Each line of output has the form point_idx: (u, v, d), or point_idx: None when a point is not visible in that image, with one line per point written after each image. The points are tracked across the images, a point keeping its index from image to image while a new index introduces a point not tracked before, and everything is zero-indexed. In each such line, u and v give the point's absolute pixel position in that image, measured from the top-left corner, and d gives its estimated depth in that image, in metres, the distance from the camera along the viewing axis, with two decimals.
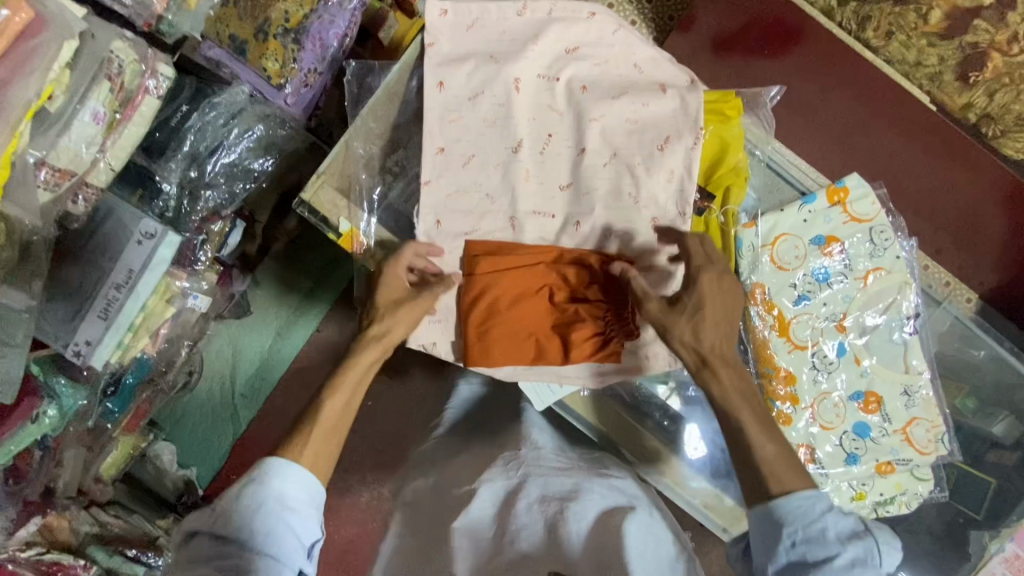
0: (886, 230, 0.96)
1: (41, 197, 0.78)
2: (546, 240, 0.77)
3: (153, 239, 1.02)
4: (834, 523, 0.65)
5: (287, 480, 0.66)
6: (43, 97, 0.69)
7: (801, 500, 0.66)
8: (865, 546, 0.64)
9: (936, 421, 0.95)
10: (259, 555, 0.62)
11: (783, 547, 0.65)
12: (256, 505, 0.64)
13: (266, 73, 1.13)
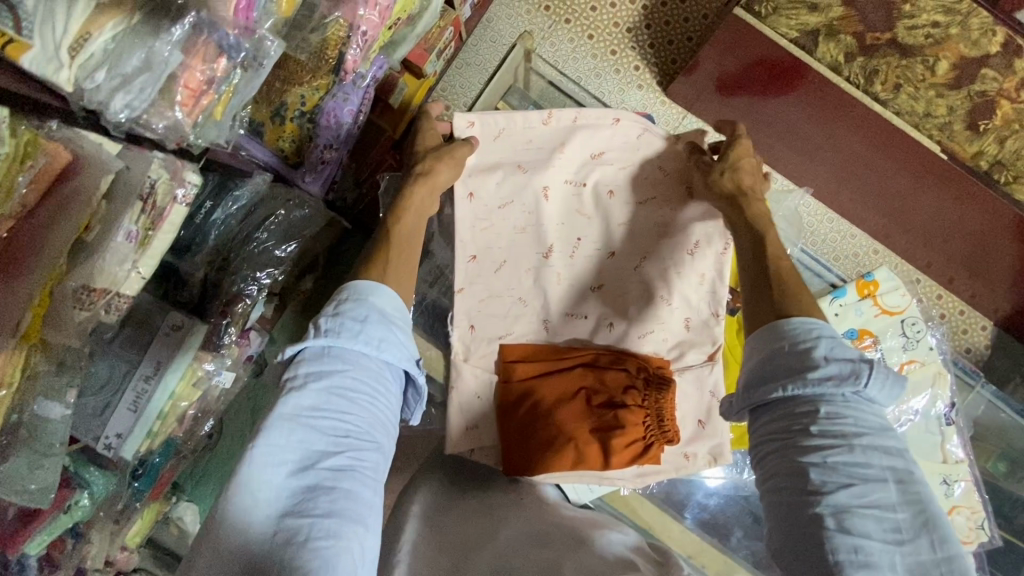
0: (917, 324, 1.07)
1: (79, 317, 0.78)
2: (579, 340, 0.80)
3: (180, 330, 1.05)
4: (829, 346, 0.63)
5: (380, 297, 0.72)
6: (81, 228, 0.69)
7: (794, 322, 0.65)
8: (856, 370, 0.61)
9: (975, 508, 1.01)
10: (368, 351, 0.68)
11: (768, 358, 0.65)
12: (359, 314, 0.69)
13: (283, 152, 1.17)
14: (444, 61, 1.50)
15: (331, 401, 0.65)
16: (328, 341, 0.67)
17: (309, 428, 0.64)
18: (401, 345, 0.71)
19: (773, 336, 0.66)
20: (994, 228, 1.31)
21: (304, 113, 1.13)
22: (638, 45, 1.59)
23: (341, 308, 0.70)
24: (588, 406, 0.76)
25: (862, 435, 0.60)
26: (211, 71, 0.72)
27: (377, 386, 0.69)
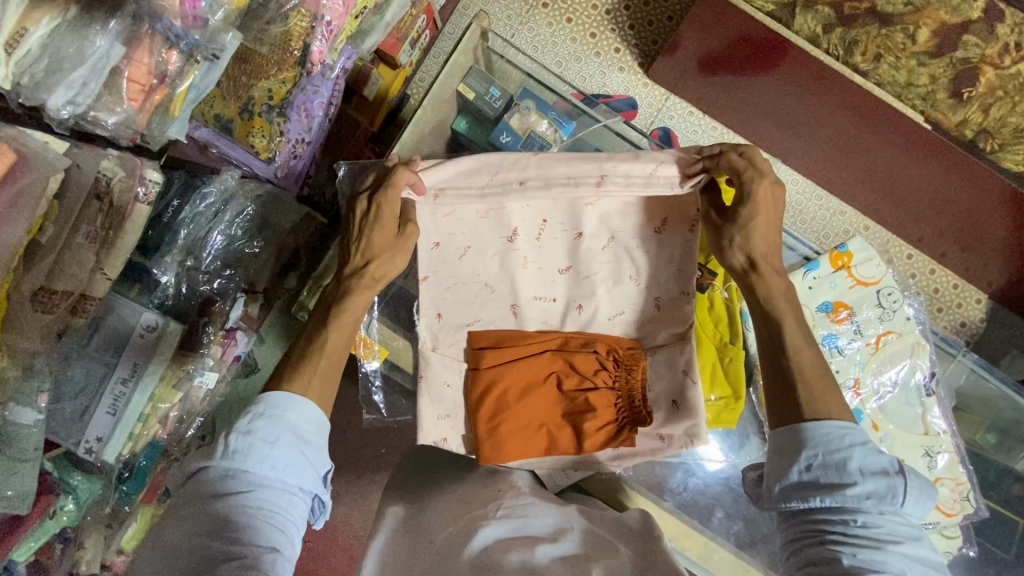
0: (894, 293, 1.05)
1: (43, 321, 0.76)
2: (549, 324, 0.79)
3: (155, 331, 1.03)
4: (862, 456, 0.63)
5: (298, 411, 0.70)
6: (32, 231, 0.69)
7: (826, 426, 0.65)
8: (890, 483, 0.62)
9: (960, 479, 0.99)
10: (269, 475, 0.66)
11: (798, 466, 0.65)
12: (269, 431, 0.67)
13: (254, 149, 1.11)
14: (421, 51, 1.47)
15: (237, 522, 0.63)
16: (233, 461, 0.65)
17: (208, 547, 0.62)
18: (313, 463, 0.69)
19: (804, 442, 0.66)
20: (986, 200, 1.27)
21: (272, 106, 1.08)
22: (616, 26, 1.56)
23: (254, 425, 0.68)
24: (559, 391, 0.76)
25: (894, 543, 0.60)
26: (161, 63, 0.72)
27: (288, 503, 0.67)
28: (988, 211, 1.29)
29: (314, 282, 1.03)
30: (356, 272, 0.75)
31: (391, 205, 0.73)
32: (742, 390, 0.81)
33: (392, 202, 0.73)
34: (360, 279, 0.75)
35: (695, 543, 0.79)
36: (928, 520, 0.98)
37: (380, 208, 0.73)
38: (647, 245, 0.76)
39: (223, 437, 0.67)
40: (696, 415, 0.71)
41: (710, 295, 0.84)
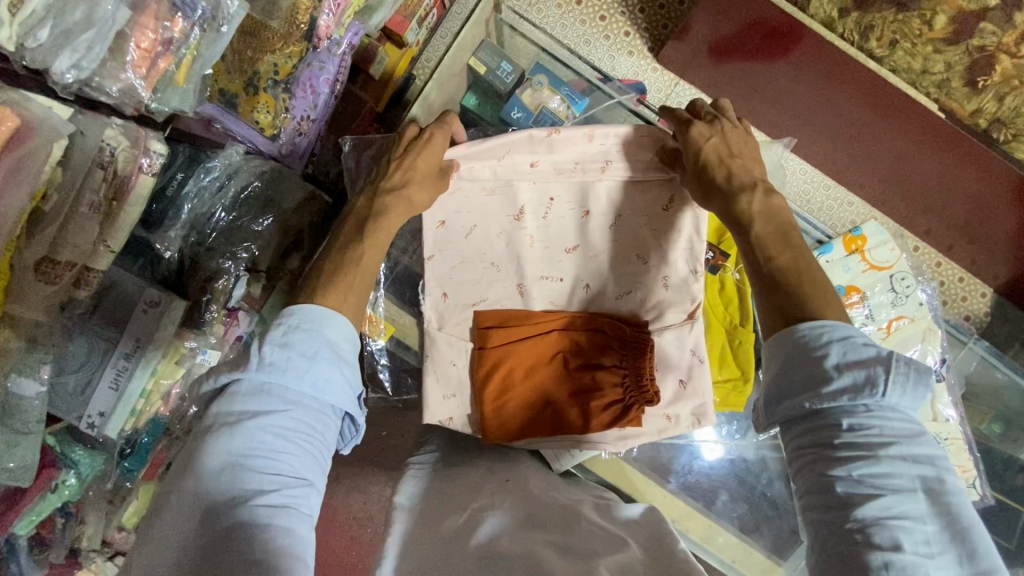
0: (907, 278, 1.05)
1: (48, 292, 0.76)
2: (555, 304, 0.78)
3: (157, 307, 1.02)
4: (840, 351, 0.56)
5: (334, 326, 0.66)
6: (35, 198, 0.68)
7: (801, 327, 0.58)
8: (870, 376, 0.54)
9: (966, 465, 1.00)
10: (303, 391, 0.64)
11: (778, 375, 0.59)
12: (306, 345, 0.64)
13: (259, 125, 1.09)
14: (428, 30, 1.43)
15: (272, 439, 0.61)
16: (269, 376, 0.63)
17: (246, 467, 0.60)
18: (349, 383, 0.66)
19: (783, 349, 0.59)
20: (995, 200, 1.25)
21: (277, 81, 1.07)
22: (627, 9, 1.53)
23: (291, 338, 0.65)
24: (565, 371, 0.75)
25: (890, 448, 0.53)
26: (166, 31, 0.72)
27: (322, 422, 0.65)
28: (998, 203, 1.25)
29: None
30: (393, 193, 0.72)
31: (443, 138, 0.75)
32: (750, 372, 0.79)
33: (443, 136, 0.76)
34: (393, 200, 0.72)
35: (697, 523, 0.81)
36: None
37: (433, 135, 0.74)
38: (656, 223, 0.76)
39: (258, 347, 0.64)
40: (702, 396, 0.73)
41: (721, 276, 0.82)
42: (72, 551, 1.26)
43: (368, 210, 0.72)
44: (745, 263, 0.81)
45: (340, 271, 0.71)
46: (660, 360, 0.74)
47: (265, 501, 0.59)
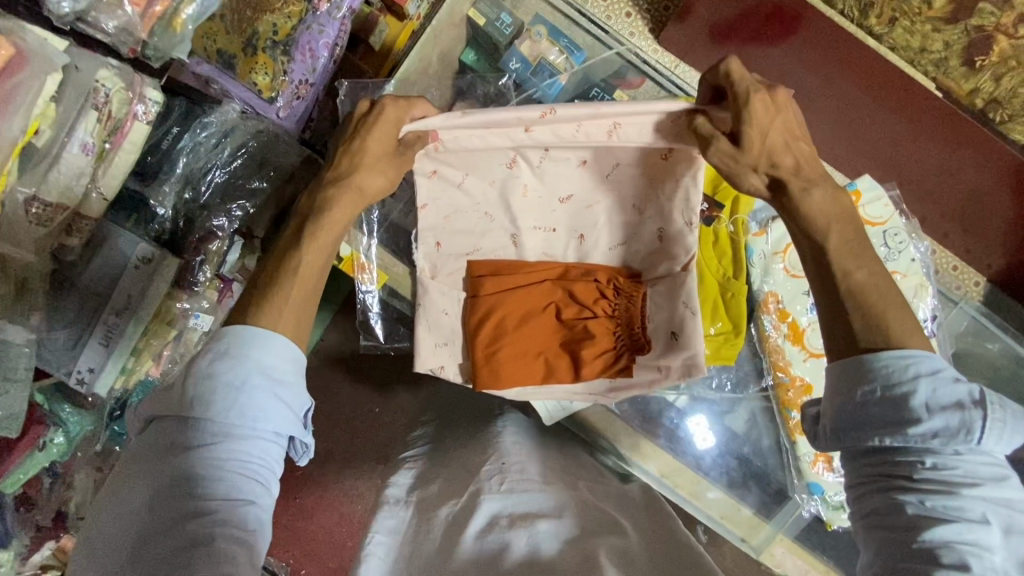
0: (900, 234, 1.00)
1: (37, 233, 0.77)
2: (549, 254, 0.79)
3: (150, 263, 1.01)
4: (929, 389, 0.58)
5: (264, 350, 0.64)
6: (28, 132, 0.68)
7: (886, 359, 0.60)
8: (964, 419, 0.56)
9: None
10: (232, 422, 0.62)
11: (856, 402, 0.61)
12: (234, 374, 0.62)
13: (257, 86, 1.07)
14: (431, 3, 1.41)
15: (203, 472, 0.60)
16: (197, 408, 0.61)
17: (177, 501, 0.59)
18: (285, 406, 0.64)
19: (861, 379, 0.61)
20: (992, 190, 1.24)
21: (276, 43, 1.06)
22: None
23: (218, 367, 0.63)
24: (558, 321, 0.78)
25: (969, 485, 0.56)
26: None
27: (260, 449, 0.63)
28: (991, 194, 1.25)
29: None
30: (335, 184, 0.70)
31: (396, 112, 0.68)
32: (743, 325, 0.77)
33: (399, 109, 0.69)
34: (339, 193, 0.70)
35: (687, 479, 0.80)
36: None
37: (384, 110, 0.68)
38: (654, 172, 0.71)
39: (188, 380, 0.63)
40: (693, 346, 0.69)
41: (715, 228, 0.81)
42: (59, 514, 1.25)
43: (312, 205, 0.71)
44: (737, 214, 0.81)
45: (333, 212, 0.70)
46: (655, 311, 0.74)
47: (194, 533, 0.57)
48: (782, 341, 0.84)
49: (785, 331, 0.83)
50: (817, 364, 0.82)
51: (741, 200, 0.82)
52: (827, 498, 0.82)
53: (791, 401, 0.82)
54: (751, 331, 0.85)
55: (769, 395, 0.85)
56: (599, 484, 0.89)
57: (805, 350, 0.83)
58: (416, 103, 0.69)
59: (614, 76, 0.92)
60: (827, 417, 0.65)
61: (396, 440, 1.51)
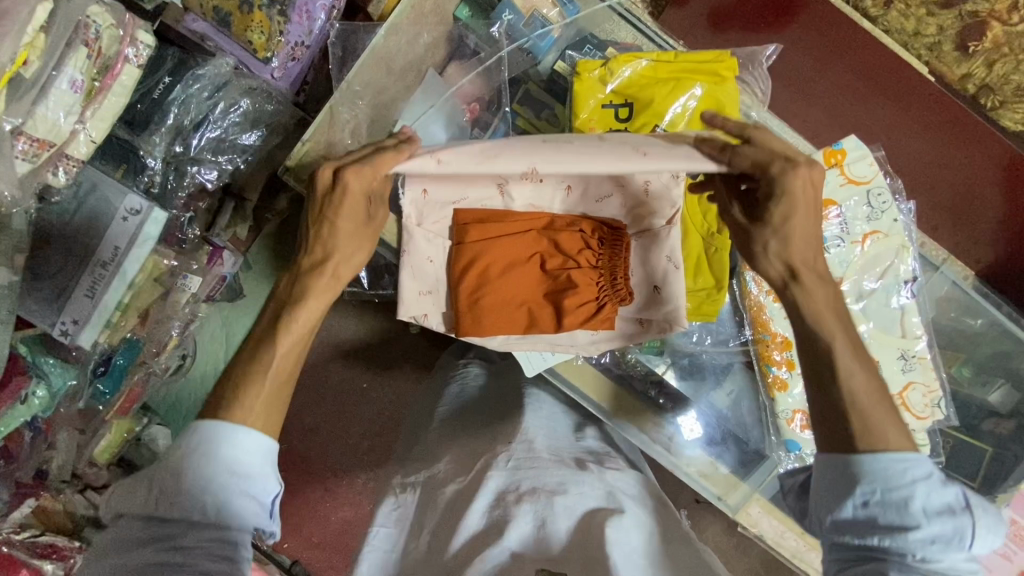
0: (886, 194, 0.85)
1: (21, 170, 0.76)
2: (536, 205, 0.78)
3: (138, 216, 0.97)
4: (924, 493, 0.58)
5: (233, 441, 0.61)
6: (17, 62, 0.67)
7: (884, 458, 0.60)
8: (956, 528, 0.57)
9: (933, 385, 0.84)
10: (197, 513, 0.59)
11: (853, 501, 0.60)
12: (202, 469, 0.60)
13: (252, 45, 1.09)
14: None
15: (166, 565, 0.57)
16: (166, 501, 0.59)
17: None
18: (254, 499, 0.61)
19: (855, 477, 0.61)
20: (985, 180, 1.19)
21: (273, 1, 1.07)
22: None
23: (186, 460, 0.60)
24: (542, 270, 0.78)
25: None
26: None
27: (226, 541, 0.60)
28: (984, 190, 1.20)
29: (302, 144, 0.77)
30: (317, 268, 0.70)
31: (361, 183, 0.67)
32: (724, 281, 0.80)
33: (363, 179, 0.68)
34: (320, 275, 0.70)
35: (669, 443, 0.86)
36: None
37: (349, 184, 0.67)
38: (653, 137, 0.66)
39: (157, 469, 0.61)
40: (674, 301, 0.75)
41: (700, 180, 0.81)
42: (40, 472, 1.23)
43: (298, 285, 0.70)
44: None
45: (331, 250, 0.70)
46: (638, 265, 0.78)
47: None
48: (765, 298, 0.84)
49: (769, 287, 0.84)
50: None
51: None
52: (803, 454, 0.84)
53: (771, 357, 0.84)
54: (735, 288, 0.86)
55: (749, 351, 0.87)
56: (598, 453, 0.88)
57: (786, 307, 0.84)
58: (380, 165, 0.67)
59: (607, 31, 0.92)
60: (811, 502, 0.65)
61: (385, 411, 1.51)
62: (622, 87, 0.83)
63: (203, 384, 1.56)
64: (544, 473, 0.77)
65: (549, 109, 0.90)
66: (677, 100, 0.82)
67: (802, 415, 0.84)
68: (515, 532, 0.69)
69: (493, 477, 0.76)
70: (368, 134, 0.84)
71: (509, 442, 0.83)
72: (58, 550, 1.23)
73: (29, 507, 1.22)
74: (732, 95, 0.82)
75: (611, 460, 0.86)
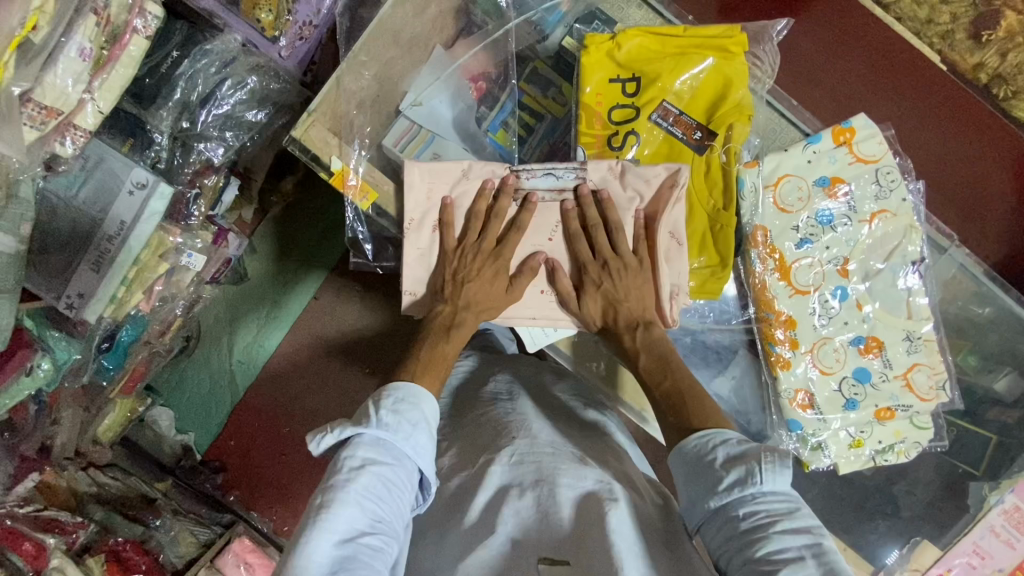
0: (894, 173, 0.83)
1: (28, 136, 0.77)
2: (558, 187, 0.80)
3: (145, 189, 0.97)
4: (725, 452, 0.65)
5: (428, 404, 0.70)
6: (27, 28, 0.67)
7: (692, 439, 0.68)
8: (747, 469, 0.61)
9: (938, 366, 0.83)
10: (401, 459, 0.66)
11: (686, 485, 0.66)
12: (412, 415, 0.67)
13: (260, 24, 1.06)
14: None
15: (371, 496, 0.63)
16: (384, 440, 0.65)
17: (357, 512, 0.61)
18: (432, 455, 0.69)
19: (678, 460, 0.69)
20: (994, 172, 1.21)
21: None
22: None
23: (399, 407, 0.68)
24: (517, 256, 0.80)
25: (777, 524, 0.59)
26: None
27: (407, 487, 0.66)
28: (994, 183, 1.21)
29: (305, 115, 0.78)
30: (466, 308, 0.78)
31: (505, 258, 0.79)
32: (729, 260, 0.80)
33: (499, 259, 0.79)
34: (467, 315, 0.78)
35: None
36: (900, 403, 0.84)
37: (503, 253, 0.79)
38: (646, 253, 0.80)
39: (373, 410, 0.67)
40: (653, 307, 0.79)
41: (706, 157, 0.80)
42: (43, 448, 1.21)
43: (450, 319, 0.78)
44: (729, 142, 0.80)
45: (476, 288, 0.78)
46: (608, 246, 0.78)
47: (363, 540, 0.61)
48: (770, 276, 0.83)
49: (774, 266, 0.83)
50: (800, 301, 0.83)
51: (737, 129, 0.81)
52: (806, 435, 0.85)
53: (774, 335, 0.83)
54: (738, 266, 0.84)
55: (752, 329, 0.86)
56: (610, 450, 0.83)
57: (791, 286, 0.83)
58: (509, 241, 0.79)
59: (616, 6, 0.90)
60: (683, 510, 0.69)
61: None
62: (629, 61, 0.83)
63: (208, 366, 1.55)
64: (548, 467, 0.73)
65: (555, 88, 0.92)
66: (685, 74, 0.82)
67: (805, 394, 0.84)
68: (511, 521, 0.68)
69: (495, 472, 0.73)
70: (372, 107, 0.84)
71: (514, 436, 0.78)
72: (60, 525, 1.14)
73: (33, 482, 1.18)
74: (741, 70, 0.81)
75: (622, 457, 0.82)
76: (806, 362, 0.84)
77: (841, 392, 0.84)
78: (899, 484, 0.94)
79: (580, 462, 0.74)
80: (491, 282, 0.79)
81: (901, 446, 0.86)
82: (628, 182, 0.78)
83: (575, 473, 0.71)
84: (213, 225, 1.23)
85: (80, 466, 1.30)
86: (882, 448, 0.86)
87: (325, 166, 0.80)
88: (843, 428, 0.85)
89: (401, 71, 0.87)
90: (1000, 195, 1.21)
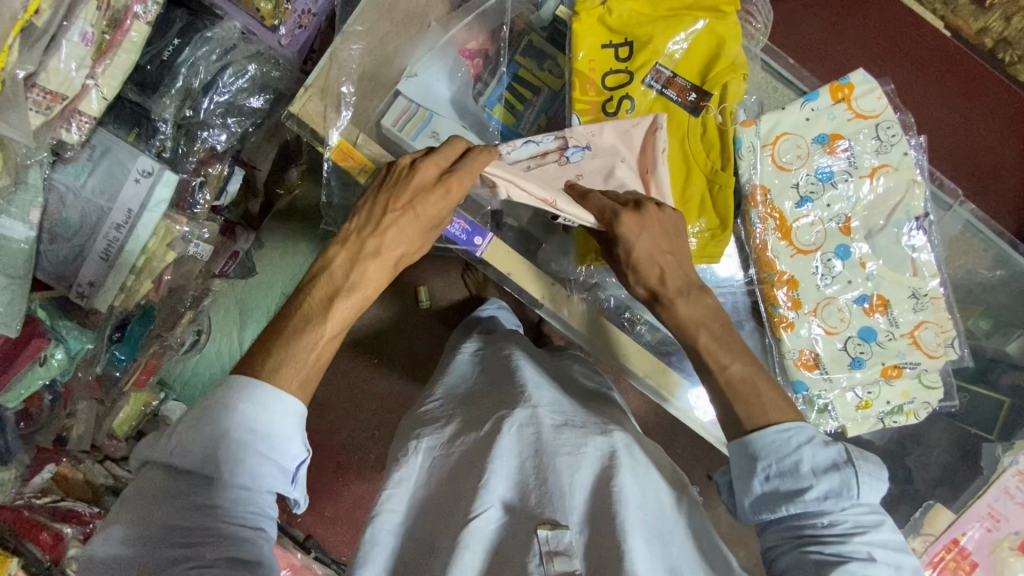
0: (895, 127, 0.82)
1: (34, 121, 0.79)
2: (540, 150, 0.79)
3: (151, 177, 0.98)
4: (811, 455, 0.63)
5: (250, 402, 0.59)
6: (29, 11, 0.68)
7: (770, 434, 0.65)
8: (844, 478, 0.61)
9: (945, 324, 0.83)
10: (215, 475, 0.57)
11: (758, 480, 0.64)
12: (214, 427, 0.58)
13: (259, 14, 1.11)
14: None
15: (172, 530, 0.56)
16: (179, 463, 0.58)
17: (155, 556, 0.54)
18: (268, 460, 0.59)
19: (747, 453, 0.65)
20: (1001, 137, 1.21)
21: None
22: None
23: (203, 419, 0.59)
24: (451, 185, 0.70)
25: (857, 536, 0.61)
26: None
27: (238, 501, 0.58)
28: (1004, 146, 1.20)
29: (302, 90, 0.81)
30: (373, 255, 0.68)
31: (462, 182, 0.70)
32: (729, 219, 0.80)
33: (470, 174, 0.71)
34: (376, 265, 0.68)
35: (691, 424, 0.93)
36: (907, 362, 0.82)
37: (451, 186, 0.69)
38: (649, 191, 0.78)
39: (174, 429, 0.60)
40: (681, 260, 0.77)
41: (703, 118, 0.81)
42: (60, 438, 1.24)
43: (343, 277, 0.67)
44: (726, 102, 0.80)
45: (414, 219, 0.70)
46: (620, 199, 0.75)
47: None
48: (770, 236, 0.82)
49: (775, 226, 0.82)
50: (802, 261, 0.83)
51: (733, 88, 0.81)
52: (812, 396, 0.84)
53: (776, 297, 0.83)
54: (739, 227, 0.83)
55: (753, 291, 0.85)
56: (615, 418, 0.83)
57: (792, 246, 0.83)
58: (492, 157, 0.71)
59: None
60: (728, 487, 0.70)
61: (381, 371, 1.49)
62: (621, 26, 0.83)
63: (219, 360, 1.53)
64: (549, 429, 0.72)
65: (551, 59, 0.93)
66: (678, 34, 0.81)
67: (809, 354, 0.83)
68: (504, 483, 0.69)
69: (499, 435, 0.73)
70: (369, 81, 0.85)
71: (513, 406, 0.77)
72: (78, 514, 1.17)
73: (49, 472, 1.21)
74: (734, 29, 0.81)
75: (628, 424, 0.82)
76: (810, 323, 0.83)
77: (846, 352, 0.83)
78: (908, 448, 0.94)
79: (579, 431, 0.73)
80: (427, 213, 0.70)
81: (910, 407, 0.85)
82: (607, 134, 0.80)
83: (573, 442, 0.72)
84: (219, 215, 1.24)
85: (95, 459, 1.32)
86: (891, 409, 0.85)
87: (323, 141, 0.81)
88: (849, 389, 0.84)
89: (397, 47, 0.88)
90: (1008, 161, 1.21)
